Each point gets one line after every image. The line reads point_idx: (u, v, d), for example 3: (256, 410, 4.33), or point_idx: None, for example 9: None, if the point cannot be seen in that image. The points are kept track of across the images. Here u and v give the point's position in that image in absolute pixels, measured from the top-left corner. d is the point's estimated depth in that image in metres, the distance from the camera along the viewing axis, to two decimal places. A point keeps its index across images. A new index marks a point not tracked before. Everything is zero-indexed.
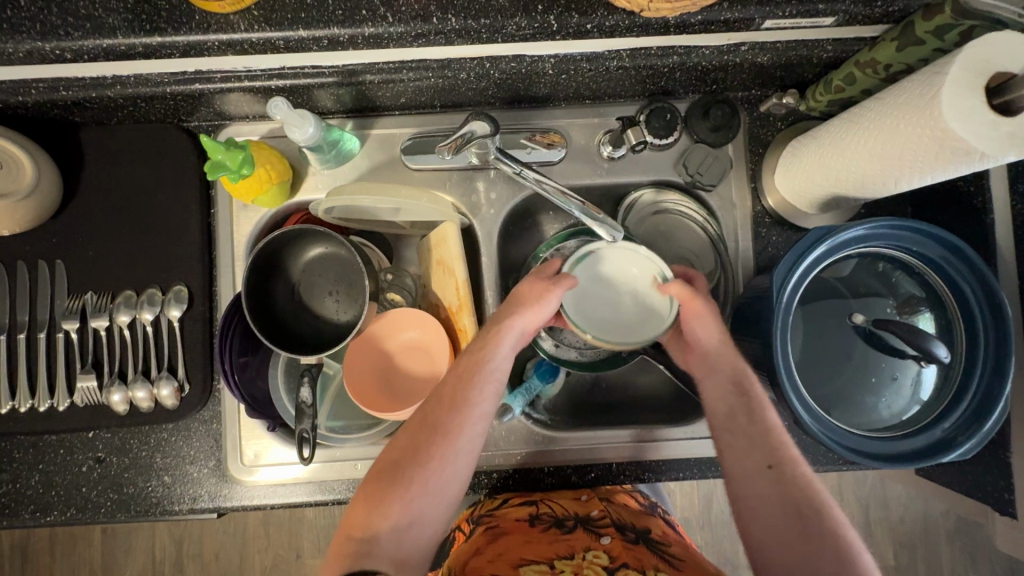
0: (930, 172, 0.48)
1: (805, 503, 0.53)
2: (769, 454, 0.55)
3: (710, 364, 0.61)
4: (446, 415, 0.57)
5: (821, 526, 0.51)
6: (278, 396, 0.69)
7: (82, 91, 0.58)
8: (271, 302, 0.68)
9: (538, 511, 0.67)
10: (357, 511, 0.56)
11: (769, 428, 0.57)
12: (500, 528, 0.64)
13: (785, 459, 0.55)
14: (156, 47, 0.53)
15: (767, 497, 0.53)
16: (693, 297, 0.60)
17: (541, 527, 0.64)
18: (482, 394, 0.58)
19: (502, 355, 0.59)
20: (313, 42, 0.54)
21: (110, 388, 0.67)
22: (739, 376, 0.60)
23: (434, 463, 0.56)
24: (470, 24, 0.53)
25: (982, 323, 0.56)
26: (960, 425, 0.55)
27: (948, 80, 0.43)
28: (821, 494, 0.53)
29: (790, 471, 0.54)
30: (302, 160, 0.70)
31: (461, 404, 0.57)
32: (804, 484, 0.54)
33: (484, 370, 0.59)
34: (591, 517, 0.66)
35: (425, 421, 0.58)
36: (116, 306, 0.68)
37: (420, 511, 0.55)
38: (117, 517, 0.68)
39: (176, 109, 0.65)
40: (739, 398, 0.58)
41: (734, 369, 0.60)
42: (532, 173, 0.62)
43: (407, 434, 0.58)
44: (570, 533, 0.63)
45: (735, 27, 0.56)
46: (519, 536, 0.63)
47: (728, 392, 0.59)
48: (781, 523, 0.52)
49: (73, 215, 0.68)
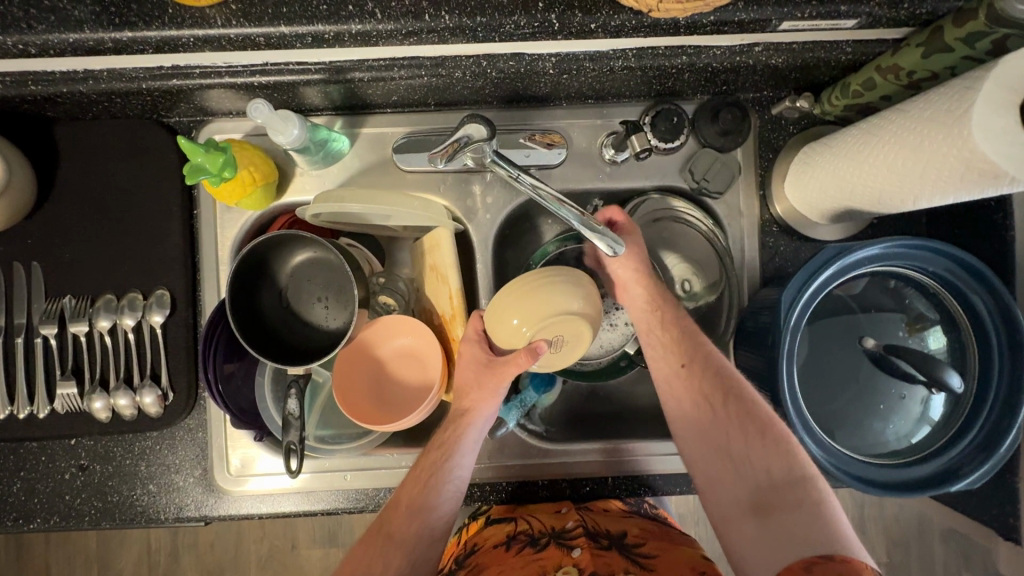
0: (954, 192, 0.45)
1: (718, 395, 0.56)
2: (682, 354, 0.58)
3: (626, 290, 0.61)
4: (404, 519, 0.57)
5: (734, 413, 0.55)
6: (264, 406, 0.67)
7: (52, 85, 0.55)
8: (258, 309, 0.66)
9: (515, 529, 0.65)
10: None
11: (678, 332, 0.59)
12: (479, 563, 0.62)
13: (699, 359, 0.58)
14: (128, 43, 0.49)
15: (684, 398, 0.57)
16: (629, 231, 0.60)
17: (517, 548, 0.62)
18: (440, 491, 0.58)
19: (461, 454, 0.59)
20: (297, 40, 0.50)
21: (91, 395, 0.65)
22: (651, 288, 0.60)
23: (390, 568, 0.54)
24: (464, 22, 0.49)
25: (997, 345, 0.53)
26: (971, 453, 0.53)
27: (981, 98, 0.40)
28: (735, 380, 0.57)
29: (700, 367, 0.57)
30: (289, 159, 0.67)
31: (417, 503, 0.57)
32: (715, 377, 0.57)
33: (446, 468, 0.58)
34: (564, 530, 0.64)
35: (383, 526, 0.57)
36: (96, 310, 0.65)
37: None
38: (101, 525, 0.67)
39: (154, 105, 0.62)
40: (652, 307, 0.60)
41: (648, 284, 0.60)
42: (528, 178, 0.55)
43: (367, 537, 0.58)
44: (542, 551, 0.61)
45: (750, 28, 0.52)
46: (494, 566, 0.61)
47: (643, 305, 0.60)
48: (703, 425, 0.56)
49: (48, 215, 0.65)
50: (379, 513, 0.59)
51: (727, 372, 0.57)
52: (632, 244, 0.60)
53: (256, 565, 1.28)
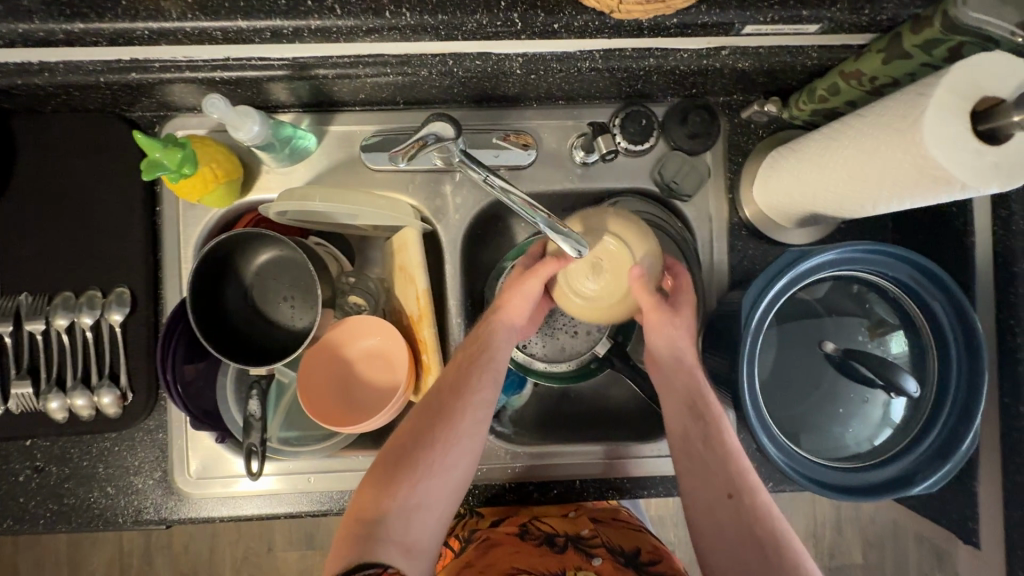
0: (913, 197, 0.45)
1: (763, 533, 0.52)
2: (729, 482, 0.55)
3: (669, 377, 0.61)
4: (451, 404, 0.57)
5: (780, 557, 0.50)
6: (226, 406, 0.65)
7: (6, 77, 0.54)
8: (221, 308, 0.65)
9: (528, 524, 0.66)
10: (363, 494, 0.53)
11: (726, 455, 0.56)
12: (490, 539, 0.63)
13: (747, 491, 0.54)
14: (80, 35, 0.48)
15: (725, 527, 0.53)
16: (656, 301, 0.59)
17: (532, 541, 0.64)
18: (482, 381, 0.59)
19: (500, 345, 0.61)
20: (254, 34, 0.49)
21: (47, 395, 0.63)
22: (695, 399, 0.59)
23: (440, 448, 0.55)
24: (426, 20, 0.49)
25: (955, 349, 0.54)
26: (929, 456, 0.54)
27: (933, 104, 0.40)
28: (779, 522, 0.53)
29: (749, 500, 0.53)
30: (255, 156, 0.66)
31: (463, 389, 0.58)
32: (763, 514, 0.53)
33: (485, 359, 0.60)
34: (582, 536, 0.65)
35: (426, 406, 0.58)
36: (53, 308, 0.64)
37: (427, 495, 0.53)
38: (57, 528, 0.65)
39: (115, 99, 0.60)
40: (695, 423, 0.58)
41: (690, 393, 0.59)
42: (498, 181, 0.56)
43: (408, 423, 0.57)
44: (560, 551, 0.62)
45: (714, 31, 0.52)
46: (509, 546, 0.62)
47: (685, 414, 0.58)
48: (741, 559, 0.51)
49: (5, 210, 0.64)
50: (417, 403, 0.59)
51: (772, 511, 0.53)
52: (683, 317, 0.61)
53: (230, 568, 1.26)
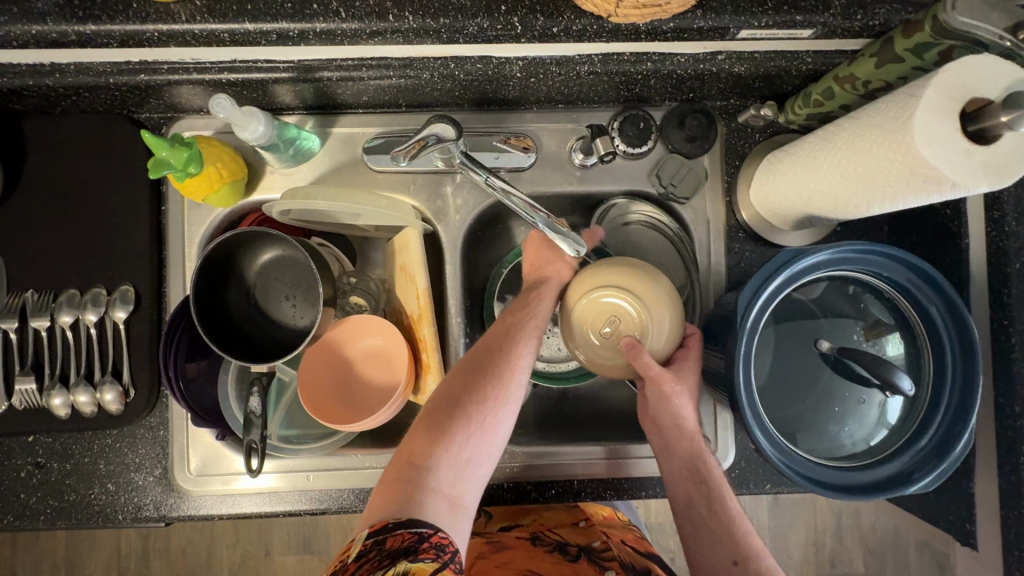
0: (904, 198, 0.46)
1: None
2: (735, 549, 0.56)
3: (669, 442, 0.60)
4: (501, 360, 0.57)
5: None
6: (227, 404, 0.66)
7: (19, 78, 0.55)
8: (224, 306, 0.65)
9: (540, 531, 0.69)
10: (414, 441, 0.54)
11: (730, 522, 0.56)
12: (503, 543, 0.67)
13: (753, 558, 0.55)
14: (91, 36, 0.49)
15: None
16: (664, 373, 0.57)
17: (544, 547, 0.66)
18: (530, 343, 0.59)
19: (544, 310, 0.61)
20: (261, 36, 0.50)
21: (50, 391, 0.64)
22: (697, 464, 0.59)
23: (490, 405, 0.56)
24: (428, 23, 0.50)
25: (950, 349, 0.54)
26: (925, 456, 0.54)
27: (923, 104, 0.41)
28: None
29: (755, 567, 0.55)
30: (259, 157, 0.67)
31: (511, 349, 0.58)
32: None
33: (528, 324, 0.60)
34: (594, 547, 0.66)
35: (473, 363, 0.58)
36: (58, 305, 0.65)
37: (477, 449, 0.55)
38: (57, 524, 0.65)
39: (123, 100, 0.61)
40: (699, 488, 0.58)
41: (692, 457, 0.59)
42: (499, 182, 0.58)
43: (455, 377, 0.57)
44: (573, 560, 0.64)
45: (710, 35, 0.53)
46: (522, 551, 0.66)
47: (686, 480, 0.59)
48: None
49: (13, 208, 0.65)
50: (462, 359, 0.59)
51: (778, 574, 0.55)
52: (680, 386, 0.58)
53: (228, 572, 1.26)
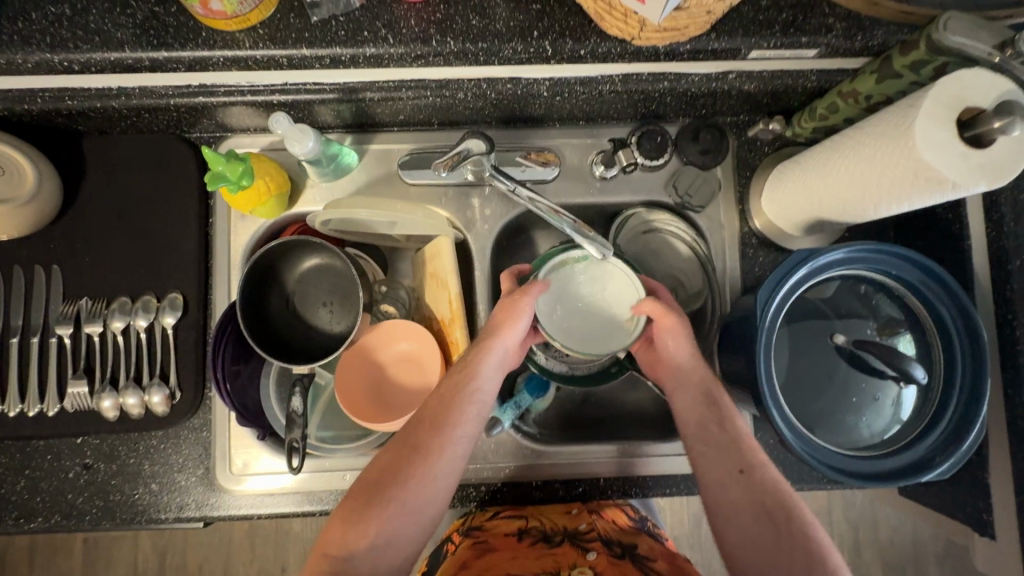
0: (909, 199, 0.50)
1: (777, 511, 0.54)
2: (741, 460, 0.56)
3: (681, 379, 0.62)
4: (427, 438, 0.57)
5: (795, 534, 0.52)
6: (269, 404, 0.70)
7: (87, 101, 0.59)
8: (265, 311, 0.69)
9: (527, 524, 0.68)
10: (334, 529, 0.55)
11: (738, 437, 0.58)
12: (488, 544, 0.65)
13: (760, 469, 0.56)
14: (162, 62, 0.55)
15: (740, 503, 0.55)
16: (665, 314, 0.61)
17: (529, 541, 0.66)
18: (464, 416, 0.58)
19: (485, 376, 0.59)
20: (316, 61, 0.56)
21: (101, 394, 0.67)
22: (708, 389, 0.61)
23: (412, 484, 0.55)
24: (467, 47, 0.55)
25: (959, 344, 0.58)
26: (938, 445, 0.57)
27: (923, 112, 0.45)
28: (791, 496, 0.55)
29: (760, 476, 0.55)
30: (300, 172, 0.72)
31: (442, 424, 0.57)
32: (774, 491, 0.55)
33: (468, 392, 0.59)
34: (579, 531, 0.67)
35: (405, 438, 0.58)
36: (110, 312, 0.68)
37: (395, 531, 0.55)
38: (101, 524, 0.68)
39: (178, 120, 0.66)
40: (708, 409, 0.60)
41: (703, 383, 0.61)
42: (525, 191, 0.62)
43: (390, 460, 0.57)
44: (556, 547, 0.64)
45: (723, 56, 0.58)
46: (506, 551, 0.64)
47: (699, 401, 0.60)
48: (759, 535, 0.53)
49: (70, 222, 0.69)
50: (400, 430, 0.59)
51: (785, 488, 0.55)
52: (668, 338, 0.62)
53: None
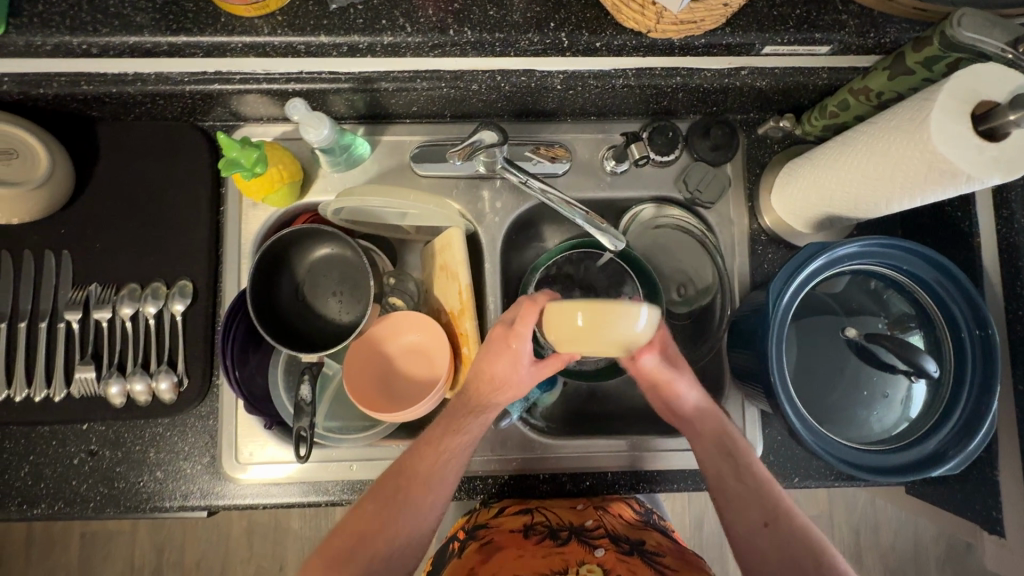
0: (921, 193, 0.50)
1: (804, 556, 0.54)
2: (765, 511, 0.57)
3: (698, 431, 0.62)
4: (413, 493, 0.59)
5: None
6: (277, 392, 0.70)
7: (103, 86, 0.60)
8: (275, 300, 0.69)
9: (532, 520, 0.67)
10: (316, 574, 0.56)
11: (761, 486, 0.58)
12: (494, 543, 0.64)
13: (784, 517, 0.56)
14: (181, 46, 0.55)
15: (773, 555, 0.54)
16: (664, 334, 0.63)
17: (536, 538, 0.65)
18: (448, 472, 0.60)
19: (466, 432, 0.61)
20: (334, 48, 0.56)
21: (108, 380, 0.67)
22: (727, 438, 0.61)
23: (393, 532, 0.57)
24: (484, 37, 0.56)
25: (969, 338, 0.58)
26: (950, 439, 0.57)
27: (938, 106, 0.46)
28: (818, 541, 0.55)
29: (787, 523, 0.56)
30: (313, 162, 0.72)
31: (430, 481, 0.59)
32: (801, 537, 0.55)
33: (452, 449, 0.60)
34: (585, 527, 0.66)
35: (393, 489, 0.59)
36: (120, 298, 0.68)
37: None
38: (105, 512, 0.67)
39: (192, 108, 0.67)
40: (729, 459, 0.60)
41: (719, 432, 0.61)
42: (537, 183, 0.65)
43: (372, 505, 0.58)
44: (563, 545, 0.64)
45: (737, 51, 0.59)
46: (513, 549, 0.63)
47: (719, 453, 0.60)
48: None
49: (81, 207, 0.69)
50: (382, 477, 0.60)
51: (812, 532, 0.55)
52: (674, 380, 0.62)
53: None
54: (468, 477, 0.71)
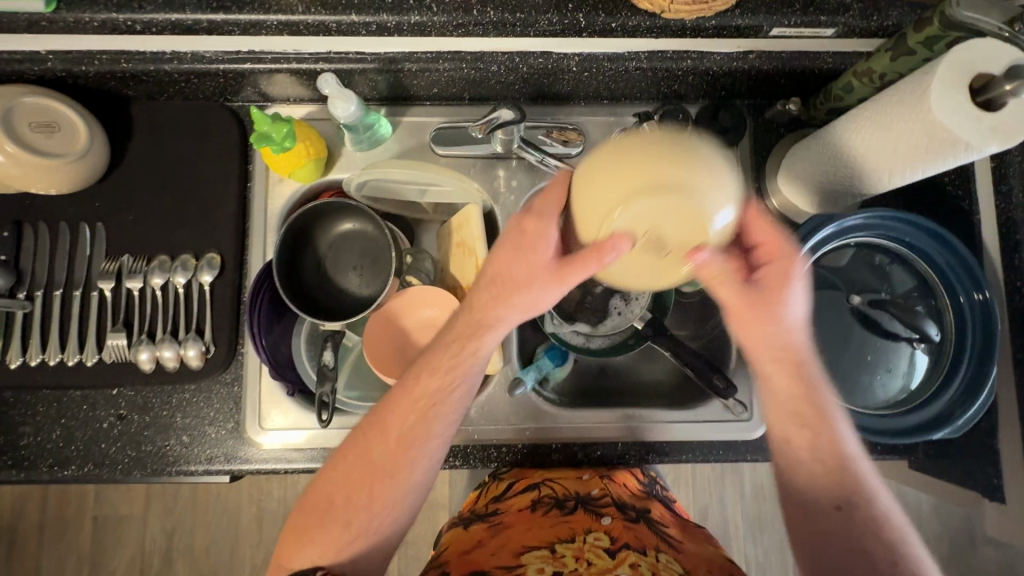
0: (922, 164, 0.53)
1: (875, 545, 0.51)
2: (838, 493, 0.54)
3: (770, 376, 0.56)
4: (396, 446, 0.57)
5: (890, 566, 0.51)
6: (300, 360, 0.72)
7: (142, 64, 0.63)
8: (298, 272, 0.71)
9: (539, 494, 0.70)
10: (310, 522, 0.57)
11: (839, 463, 0.54)
12: (503, 520, 0.68)
13: (859, 502, 0.53)
14: (220, 24, 0.58)
15: (835, 540, 0.52)
16: (777, 245, 0.53)
17: (543, 510, 0.68)
18: (436, 423, 0.57)
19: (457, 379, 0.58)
20: (363, 27, 0.59)
21: (138, 346, 0.70)
22: (806, 385, 0.55)
23: (382, 484, 0.57)
24: (506, 17, 0.59)
25: (965, 301, 0.61)
26: (955, 399, 0.60)
27: (938, 78, 0.48)
28: (892, 532, 0.52)
29: (861, 510, 0.53)
30: (336, 141, 0.75)
31: (414, 433, 0.57)
32: (876, 528, 0.52)
33: (437, 398, 0.57)
34: (591, 497, 0.69)
35: (373, 442, 0.57)
36: (151, 268, 0.71)
37: (372, 527, 0.57)
38: (132, 474, 0.69)
39: (224, 87, 0.70)
40: (800, 415, 0.55)
41: (797, 369, 0.55)
42: (553, 161, 0.70)
43: (352, 458, 0.57)
44: (570, 514, 0.66)
45: (745, 33, 0.62)
46: (521, 524, 0.66)
47: (794, 401, 0.55)
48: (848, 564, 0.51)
49: (115, 181, 0.72)
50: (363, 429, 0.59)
51: (888, 522, 0.53)
52: (776, 293, 0.54)
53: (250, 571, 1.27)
54: (483, 446, 0.73)
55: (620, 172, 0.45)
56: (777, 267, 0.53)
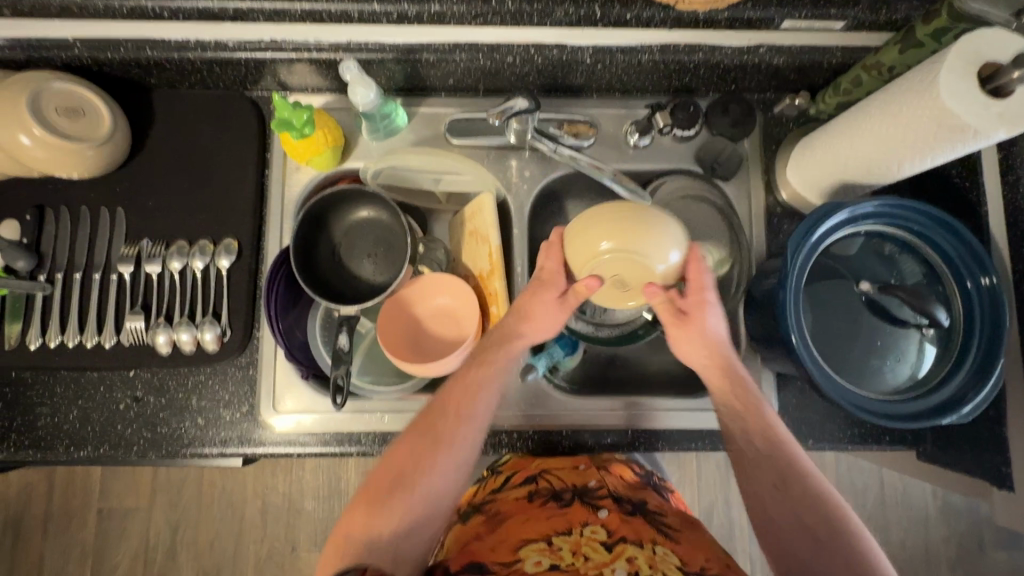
0: (932, 150, 0.54)
1: (819, 527, 0.53)
2: (779, 479, 0.56)
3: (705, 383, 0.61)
4: (433, 442, 0.59)
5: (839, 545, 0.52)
6: (315, 346, 0.74)
7: (167, 52, 0.65)
8: (313, 257, 0.73)
9: (538, 486, 0.69)
10: (351, 525, 0.57)
11: (783, 452, 0.57)
12: (501, 512, 0.67)
13: (798, 485, 0.55)
14: (247, 11, 0.60)
15: (786, 529, 0.54)
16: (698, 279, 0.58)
17: (540, 502, 0.67)
18: (465, 422, 0.60)
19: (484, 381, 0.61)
20: (385, 15, 0.61)
21: (156, 329, 0.71)
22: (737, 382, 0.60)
23: (421, 482, 0.57)
24: (523, 7, 0.61)
25: (972, 284, 0.63)
26: (967, 382, 0.60)
27: (947, 69, 0.49)
28: (836, 511, 0.54)
29: (799, 490, 0.55)
30: (353, 130, 0.76)
31: (445, 434, 0.59)
32: (817, 508, 0.54)
33: (469, 395, 0.61)
34: (588, 489, 0.67)
35: (416, 437, 0.59)
36: (170, 253, 0.73)
37: (412, 527, 0.56)
38: (147, 456, 0.70)
39: (245, 76, 0.72)
40: (743, 412, 0.59)
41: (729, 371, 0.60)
42: (567, 151, 0.70)
43: (392, 458, 0.59)
44: (567, 506, 0.65)
45: (756, 26, 0.63)
46: (520, 515, 0.65)
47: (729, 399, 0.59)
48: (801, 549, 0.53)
49: (136, 168, 0.74)
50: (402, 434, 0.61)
51: (827, 500, 0.55)
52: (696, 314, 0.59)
53: (253, 566, 1.27)
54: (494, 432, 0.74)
55: (612, 218, 0.57)
56: (694, 291, 0.59)
